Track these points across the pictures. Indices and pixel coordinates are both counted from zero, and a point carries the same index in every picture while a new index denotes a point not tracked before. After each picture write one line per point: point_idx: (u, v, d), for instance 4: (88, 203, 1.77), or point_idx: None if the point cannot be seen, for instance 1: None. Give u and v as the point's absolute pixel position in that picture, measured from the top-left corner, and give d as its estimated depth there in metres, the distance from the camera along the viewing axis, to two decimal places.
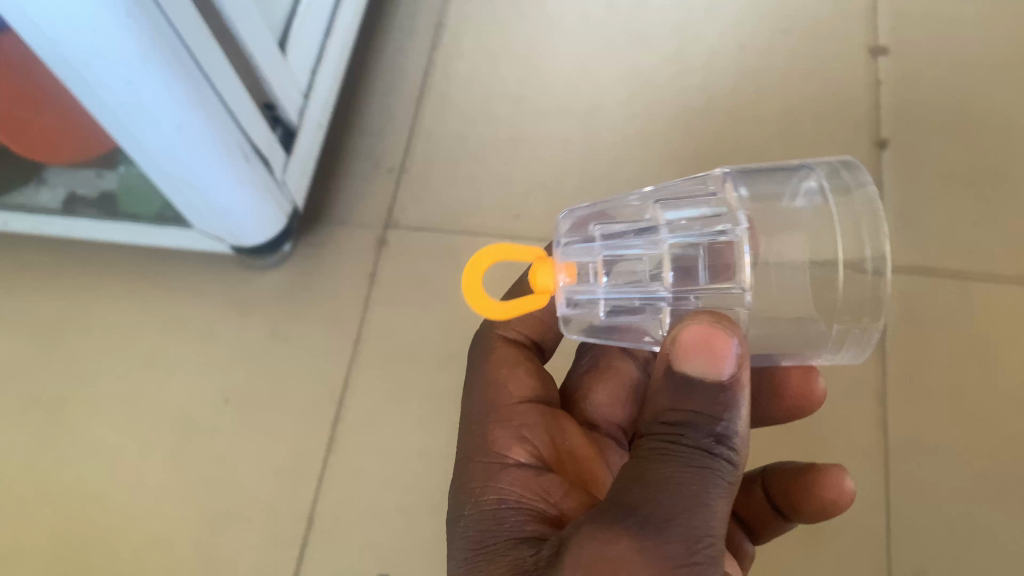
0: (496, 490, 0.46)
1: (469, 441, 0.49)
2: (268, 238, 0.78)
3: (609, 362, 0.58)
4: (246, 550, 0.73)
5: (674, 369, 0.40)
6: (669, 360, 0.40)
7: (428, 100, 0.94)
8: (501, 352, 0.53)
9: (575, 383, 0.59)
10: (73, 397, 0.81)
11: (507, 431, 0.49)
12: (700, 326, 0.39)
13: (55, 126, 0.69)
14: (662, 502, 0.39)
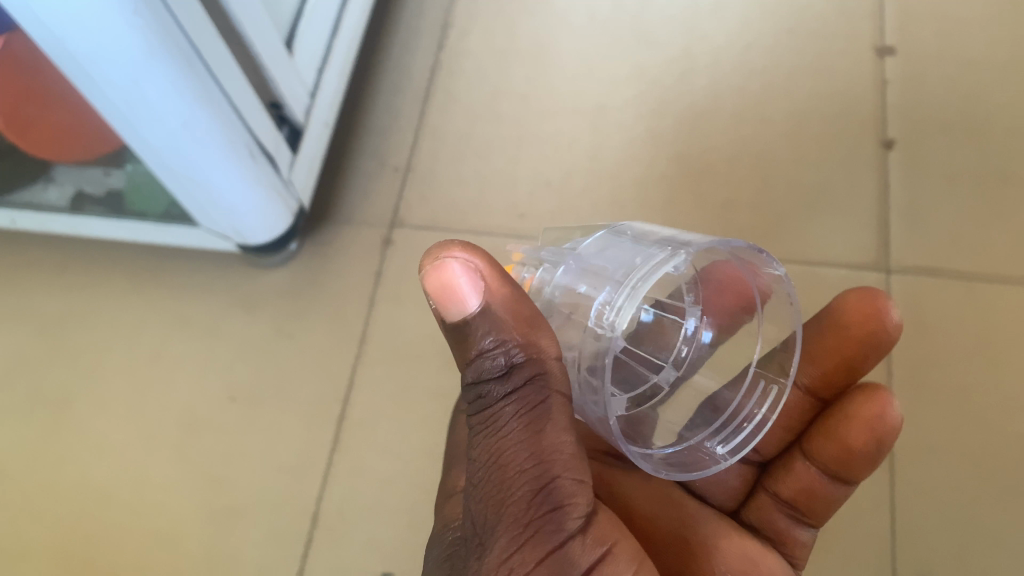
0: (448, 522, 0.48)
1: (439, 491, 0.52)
2: (274, 237, 0.78)
3: None
4: (252, 547, 0.73)
5: (443, 322, 0.42)
6: (437, 315, 0.42)
7: (433, 100, 0.94)
8: (468, 407, 0.56)
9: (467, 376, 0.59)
10: (80, 393, 0.81)
11: (465, 470, 0.51)
12: (433, 274, 0.41)
13: (63, 125, 0.69)
14: (494, 474, 0.42)
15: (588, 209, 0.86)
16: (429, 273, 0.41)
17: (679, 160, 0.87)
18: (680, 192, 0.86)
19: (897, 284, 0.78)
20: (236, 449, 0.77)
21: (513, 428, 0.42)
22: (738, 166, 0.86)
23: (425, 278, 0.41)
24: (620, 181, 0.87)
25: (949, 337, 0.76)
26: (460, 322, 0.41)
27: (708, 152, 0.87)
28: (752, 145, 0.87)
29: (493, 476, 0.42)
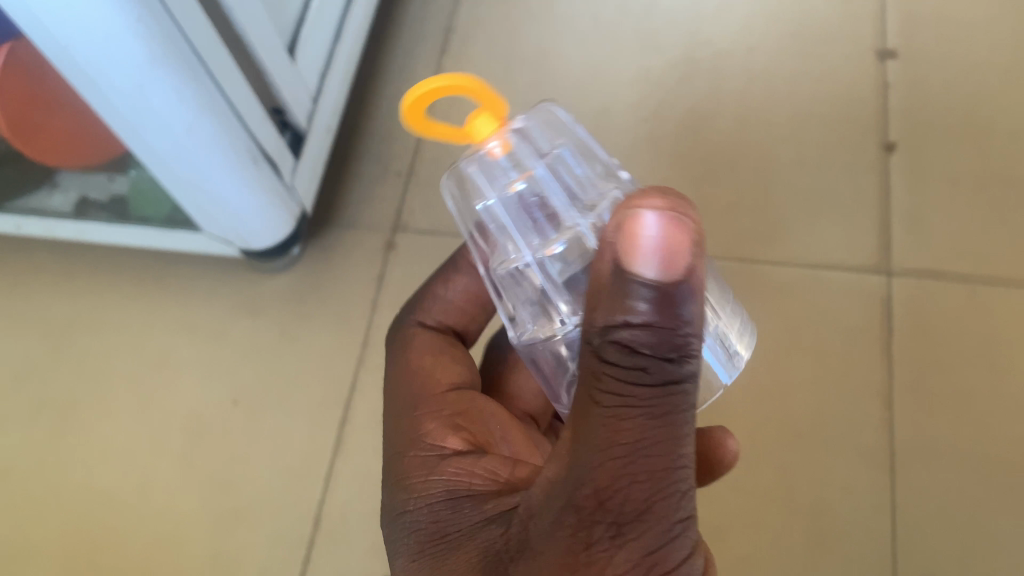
0: (440, 481, 0.44)
1: (398, 436, 0.48)
2: (277, 242, 0.79)
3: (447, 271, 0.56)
4: (255, 550, 0.74)
5: (626, 272, 0.35)
6: (617, 259, 0.35)
7: (437, 105, 0.94)
8: (418, 341, 0.54)
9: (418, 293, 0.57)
10: (85, 397, 0.82)
11: (438, 423, 0.48)
12: (651, 224, 0.34)
13: (68, 131, 0.70)
14: (639, 465, 0.35)
15: None
16: (630, 215, 0.35)
17: (681, 164, 0.87)
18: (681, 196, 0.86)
19: (899, 288, 0.78)
20: (239, 453, 0.77)
21: (660, 421, 0.36)
22: (740, 170, 0.86)
23: (633, 219, 0.35)
24: None
25: (951, 341, 0.76)
26: (628, 281, 0.35)
27: (710, 156, 0.87)
28: (754, 149, 0.87)
29: (642, 468, 0.35)
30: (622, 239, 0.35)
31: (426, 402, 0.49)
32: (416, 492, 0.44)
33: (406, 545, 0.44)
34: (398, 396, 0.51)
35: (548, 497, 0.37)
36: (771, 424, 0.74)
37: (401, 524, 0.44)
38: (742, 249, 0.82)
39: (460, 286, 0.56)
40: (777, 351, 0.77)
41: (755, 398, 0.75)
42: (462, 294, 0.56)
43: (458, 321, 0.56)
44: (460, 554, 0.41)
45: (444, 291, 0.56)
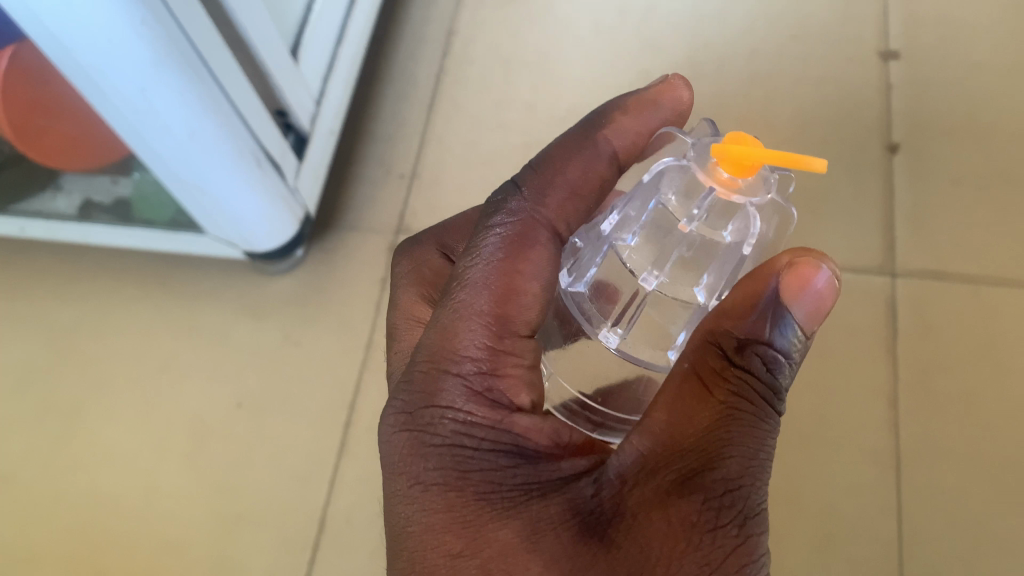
0: (514, 433, 0.41)
1: (476, 352, 0.41)
2: (280, 245, 0.79)
3: (579, 172, 0.47)
4: (259, 553, 0.73)
5: (783, 296, 0.40)
6: (779, 281, 0.40)
7: (438, 107, 0.94)
8: (535, 249, 0.44)
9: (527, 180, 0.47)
10: (88, 401, 0.82)
11: (519, 370, 0.42)
12: (829, 279, 0.40)
13: (71, 134, 0.70)
14: (753, 469, 0.39)
15: None
16: (816, 265, 0.40)
17: None
18: None
19: (903, 288, 0.78)
20: (243, 456, 0.77)
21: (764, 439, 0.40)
22: None
23: (804, 267, 0.40)
24: None
25: (955, 341, 0.76)
26: (783, 311, 0.41)
27: None
28: None
29: (753, 476, 0.39)
30: (783, 280, 0.40)
31: (517, 331, 0.42)
32: (479, 432, 0.40)
33: (450, 482, 0.39)
34: (494, 299, 0.42)
35: (652, 470, 0.39)
36: None
37: (454, 457, 0.40)
38: None
39: (595, 177, 0.48)
40: None
41: None
42: (588, 186, 0.47)
43: (576, 221, 0.47)
44: (529, 509, 0.39)
45: (580, 176, 0.47)
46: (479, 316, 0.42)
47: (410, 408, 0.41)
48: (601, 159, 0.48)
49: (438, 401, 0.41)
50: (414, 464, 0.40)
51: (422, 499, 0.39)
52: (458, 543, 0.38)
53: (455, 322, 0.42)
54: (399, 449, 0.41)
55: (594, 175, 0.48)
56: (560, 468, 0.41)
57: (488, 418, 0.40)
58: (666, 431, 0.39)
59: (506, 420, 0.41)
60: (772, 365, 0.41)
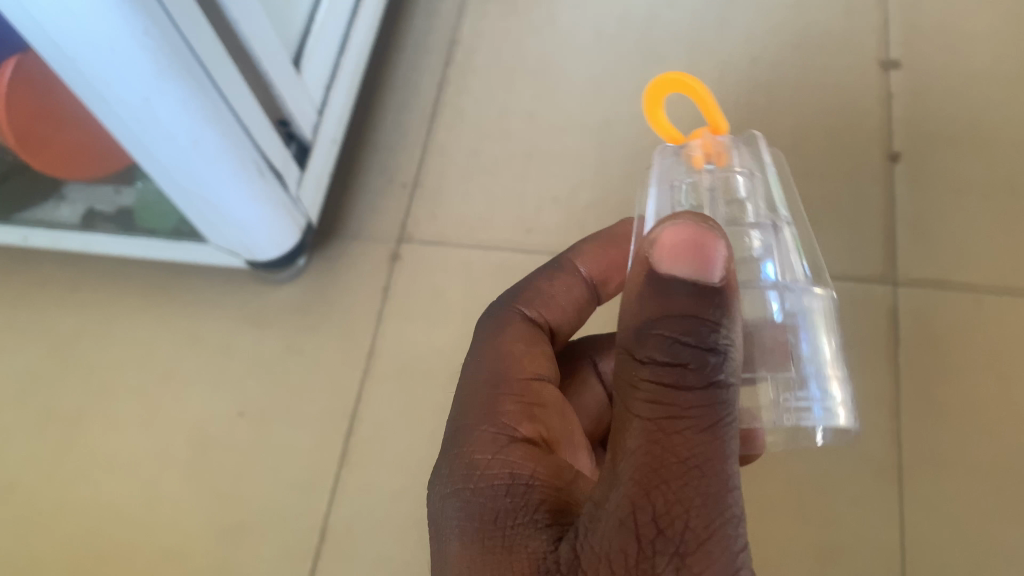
0: (499, 471, 0.42)
1: (473, 407, 0.46)
2: (283, 253, 0.79)
3: (569, 275, 0.55)
4: (260, 563, 0.73)
5: (656, 274, 0.35)
6: (646, 260, 0.36)
7: (441, 116, 0.95)
8: (519, 328, 0.51)
9: (529, 280, 0.55)
10: (91, 410, 0.82)
11: (517, 409, 0.46)
12: (686, 226, 0.35)
13: (76, 143, 0.70)
14: (693, 480, 0.35)
15: (594, 222, 0.86)
16: (666, 228, 0.35)
17: None
18: None
19: (904, 297, 0.78)
20: (245, 464, 0.77)
21: (704, 445, 0.35)
22: None
23: (661, 236, 0.35)
24: (627, 195, 0.87)
25: (958, 349, 0.76)
26: (676, 287, 0.35)
27: None
28: None
29: (693, 490, 0.35)
30: (657, 252, 0.36)
31: (502, 384, 0.47)
32: (466, 480, 0.42)
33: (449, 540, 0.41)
34: (485, 369, 0.48)
35: (596, 513, 0.36)
36: None
37: (450, 506, 0.42)
38: None
39: (566, 283, 0.55)
40: None
41: None
42: (562, 293, 0.54)
43: (557, 318, 0.54)
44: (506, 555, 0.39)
45: (550, 285, 0.55)
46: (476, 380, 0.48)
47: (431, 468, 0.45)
48: (567, 271, 0.55)
49: (447, 454, 0.45)
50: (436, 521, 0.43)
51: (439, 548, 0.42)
52: None
53: (461, 383, 0.48)
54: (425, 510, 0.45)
55: (567, 285, 0.55)
56: (538, 515, 0.40)
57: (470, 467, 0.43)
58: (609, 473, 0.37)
59: (501, 457, 0.43)
60: (690, 344, 0.35)
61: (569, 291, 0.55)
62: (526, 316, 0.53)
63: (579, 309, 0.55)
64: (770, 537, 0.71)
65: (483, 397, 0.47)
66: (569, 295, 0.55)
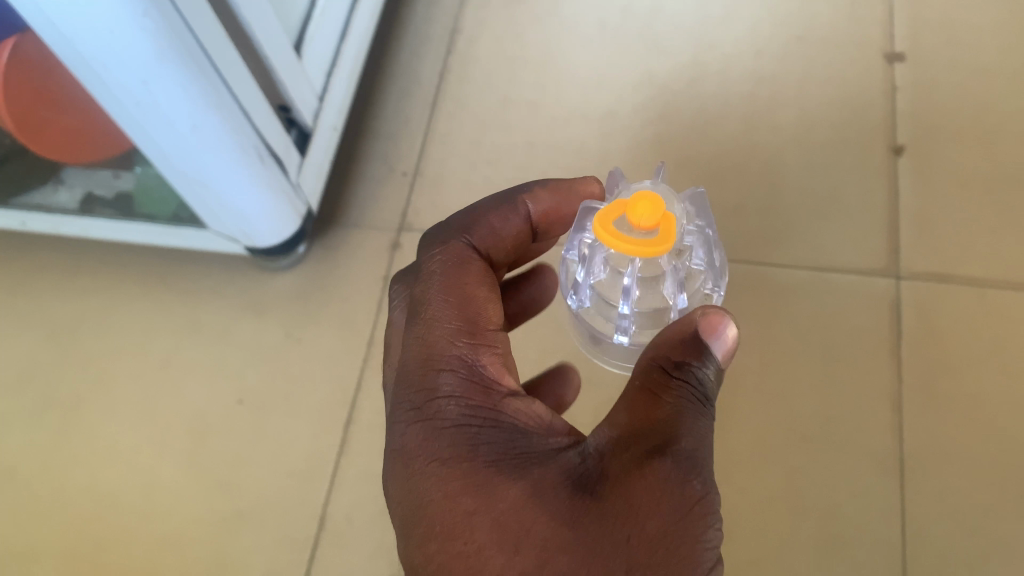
0: (506, 414, 0.42)
1: (455, 350, 0.43)
2: (283, 240, 0.78)
3: (507, 220, 0.50)
4: (260, 553, 0.72)
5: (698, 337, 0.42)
6: (695, 327, 0.42)
7: (443, 104, 0.94)
8: (476, 267, 0.46)
9: (472, 215, 0.49)
10: (90, 397, 0.81)
11: (499, 358, 0.44)
12: (721, 320, 0.42)
13: (75, 126, 0.69)
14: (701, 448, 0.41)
15: None
16: (726, 324, 0.42)
17: (689, 166, 0.87)
18: None
19: (907, 291, 0.78)
20: (244, 453, 0.76)
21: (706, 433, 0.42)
22: (749, 171, 0.86)
23: (714, 317, 0.42)
24: (630, 187, 0.86)
25: (961, 344, 0.75)
26: (707, 350, 0.42)
27: (717, 158, 0.87)
28: (762, 151, 0.87)
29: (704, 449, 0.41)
30: (710, 326, 0.42)
31: (486, 332, 0.44)
32: (480, 417, 0.42)
33: (459, 467, 0.41)
34: (456, 314, 0.44)
35: (624, 446, 0.40)
36: (780, 425, 0.74)
37: (463, 435, 0.42)
38: (751, 251, 0.82)
39: (514, 228, 0.50)
40: (785, 352, 0.76)
41: (763, 400, 0.75)
42: (507, 238, 0.50)
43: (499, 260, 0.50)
44: (530, 475, 0.40)
45: (501, 226, 0.49)
46: (451, 322, 0.44)
47: (415, 401, 0.43)
48: (519, 212, 0.50)
49: (440, 392, 0.42)
50: (429, 446, 0.42)
51: (437, 474, 0.41)
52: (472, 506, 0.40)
53: (423, 320, 0.44)
54: (408, 440, 0.42)
55: (514, 228, 0.50)
56: (550, 442, 0.42)
57: (482, 406, 0.42)
58: (628, 418, 0.41)
59: (501, 404, 0.43)
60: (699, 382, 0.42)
61: (513, 233, 0.50)
62: (476, 259, 0.47)
63: (513, 250, 0.51)
64: (772, 530, 0.70)
65: (463, 346, 0.43)
66: (510, 239, 0.50)
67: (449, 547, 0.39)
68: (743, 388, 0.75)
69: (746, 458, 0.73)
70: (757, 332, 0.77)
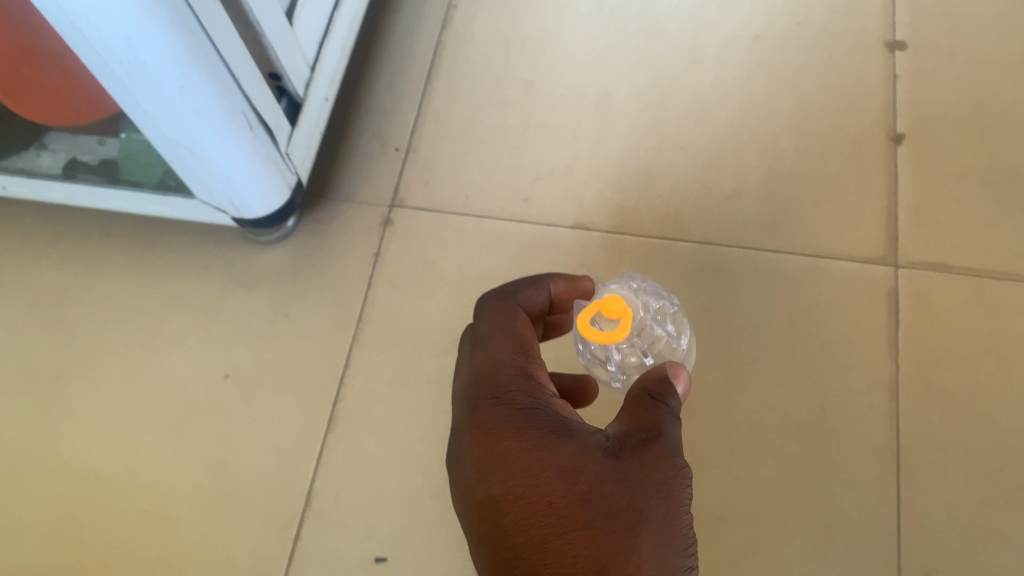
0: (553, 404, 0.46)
1: (513, 359, 0.48)
2: (271, 212, 0.76)
3: (536, 294, 0.52)
4: (243, 532, 0.70)
5: (668, 379, 0.46)
6: (665, 372, 0.46)
7: (437, 81, 0.92)
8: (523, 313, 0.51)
9: (513, 286, 0.52)
10: (69, 370, 0.78)
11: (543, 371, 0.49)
12: (682, 370, 0.47)
13: (59, 87, 0.67)
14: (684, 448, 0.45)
15: (593, 194, 0.84)
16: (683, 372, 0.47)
17: (687, 150, 0.86)
18: (689, 181, 0.84)
19: (904, 280, 0.77)
20: (228, 429, 0.74)
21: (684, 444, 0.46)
22: (748, 156, 0.85)
23: (680, 368, 0.47)
24: (628, 170, 0.85)
25: (958, 334, 0.74)
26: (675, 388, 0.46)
27: (716, 142, 0.86)
28: (761, 137, 0.86)
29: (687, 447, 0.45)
30: (676, 372, 0.47)
31: (533, 349, 0.49)
32: (538, 403, 0.46)
33: (513, 429, 0.44)
34: (511, 332, 0.49)
35: (635, 428, 0.44)
36: (776, 411, 0.72)
37: (526, 414, 0.45)
38: (748, 236, 0.80)
39: (543, 301, 0.52)
40: (782, 338, 0.75)
41: (758, 385, 0.74)
42: (533, 310, 0.52)
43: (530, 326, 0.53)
44: (579, 438, 0.44)
45: (535, 296, 0.52)
46: (511, 336, 0.49)
47: (485, 393, 0.46)
48: (548, 287, 0.52)
49: (505, 386, 0.46)
50: (500, 423, 0.45)
51: (507, 442, 0.44)
52: (540, 463, 0.42)
53: (485, 337, 0.49)
54: (467, 418, 0.46)
55: (540, 300, 0.52)
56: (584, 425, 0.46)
57: (537, 396, 0.46)
58: (630, 417, 0.45)
59: (547, 397, 0.47)
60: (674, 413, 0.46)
61: (539, 304, 0.52)
62: (522, 321, 0.50)
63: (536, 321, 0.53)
64: (767, 517, 0.69)
65: (520, 357, 0.48)
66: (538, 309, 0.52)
67: (513, 491, 0.42)
68: (739, 374, 0.74)
69: (742, 443, 0.71)
70: (754, 318, 0.76)
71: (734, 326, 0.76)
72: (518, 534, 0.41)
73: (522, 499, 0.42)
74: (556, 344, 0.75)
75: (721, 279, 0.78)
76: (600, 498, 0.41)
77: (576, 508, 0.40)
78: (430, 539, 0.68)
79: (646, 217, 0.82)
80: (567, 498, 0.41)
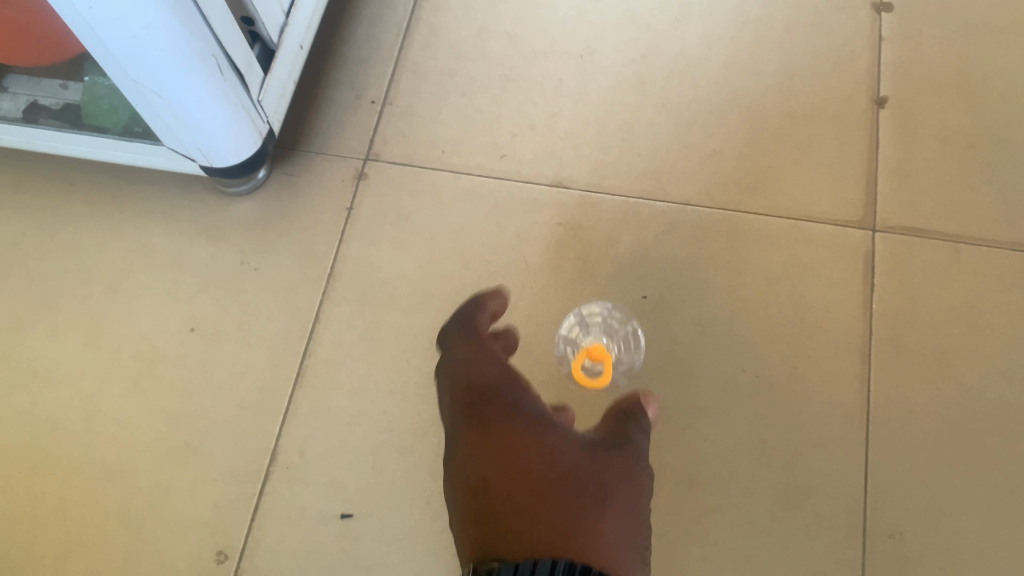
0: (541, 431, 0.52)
1: (508, 395, 0.55)
2: (242, 161, 0.74)
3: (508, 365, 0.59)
4: (207, 485, 0.69)
5: (631, 432, 0.56)
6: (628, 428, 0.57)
7: (416, 33, 0.90)
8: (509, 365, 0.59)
9: (486, 349, 0.61)
10: (30, 318, 0.76)
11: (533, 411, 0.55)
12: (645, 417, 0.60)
13: (20, 22, 0.65)
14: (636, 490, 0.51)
15: (572, 151, 0.83)
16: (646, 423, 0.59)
17: (669, 108, 0.84)
18: (669, 140, 0.83)
19: (881, 244, 0.77)
20: (195, 381, 0.73)
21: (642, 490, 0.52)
22: (730, 116, 0.84)
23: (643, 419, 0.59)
24: (607, 127, 0.84)
25: (932, 300, 0.74)
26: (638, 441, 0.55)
27: (698, 101, 0.85)
28: (743, 96, 0.85)
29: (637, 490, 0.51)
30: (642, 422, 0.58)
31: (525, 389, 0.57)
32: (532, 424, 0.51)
33: (508, 433, 0.50)
34: (504, 367, 0.58)
35: (599, 456, 0.51)
36: (749, 372, 0.72)
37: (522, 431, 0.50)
38: (727, 196, 0.80)
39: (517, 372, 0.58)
40: (756, 299, 0.75)
41: (731, 345, 0.73)
42: (499, 371, 0.59)
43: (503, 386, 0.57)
44: (561, 449, 0.49)
45: (498, 364, 0.59)
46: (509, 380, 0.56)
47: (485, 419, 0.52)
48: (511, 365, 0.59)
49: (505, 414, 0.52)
50: (499, 435, 0.50)
51: (501, 447, 0.49)
52: (530, 460, 0.47)
53: (483, 378, 0.57)
54: (465, 435, 0.51)
55: (504, 366, 0.59)
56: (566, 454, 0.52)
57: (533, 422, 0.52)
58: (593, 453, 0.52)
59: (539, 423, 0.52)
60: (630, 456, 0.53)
61: (508, 369, 0.58)
62: (515, 378, 0.57)
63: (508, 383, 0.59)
64: (735, 477, 0.69)
65: (514, 390, 0.56)
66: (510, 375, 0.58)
67: (499, 473, 0.46)
68: (712, 334, 0.74)
69: (713, 403, 0.71)
70: (729, 279, 0.76)
71: (709, 286, 0.76)
72: (500, 502, 0.44)
73: (510, 487, 0.45)
74: (530, 303, 0.75)
75: (696, 239, 0.78)
76: (571, 484, 0.46)
77: (551, 484, 0.46)
78: (397, 495, 0.68)
79: (624, 174, 0.81)
80: (543, 476, 0.46)
